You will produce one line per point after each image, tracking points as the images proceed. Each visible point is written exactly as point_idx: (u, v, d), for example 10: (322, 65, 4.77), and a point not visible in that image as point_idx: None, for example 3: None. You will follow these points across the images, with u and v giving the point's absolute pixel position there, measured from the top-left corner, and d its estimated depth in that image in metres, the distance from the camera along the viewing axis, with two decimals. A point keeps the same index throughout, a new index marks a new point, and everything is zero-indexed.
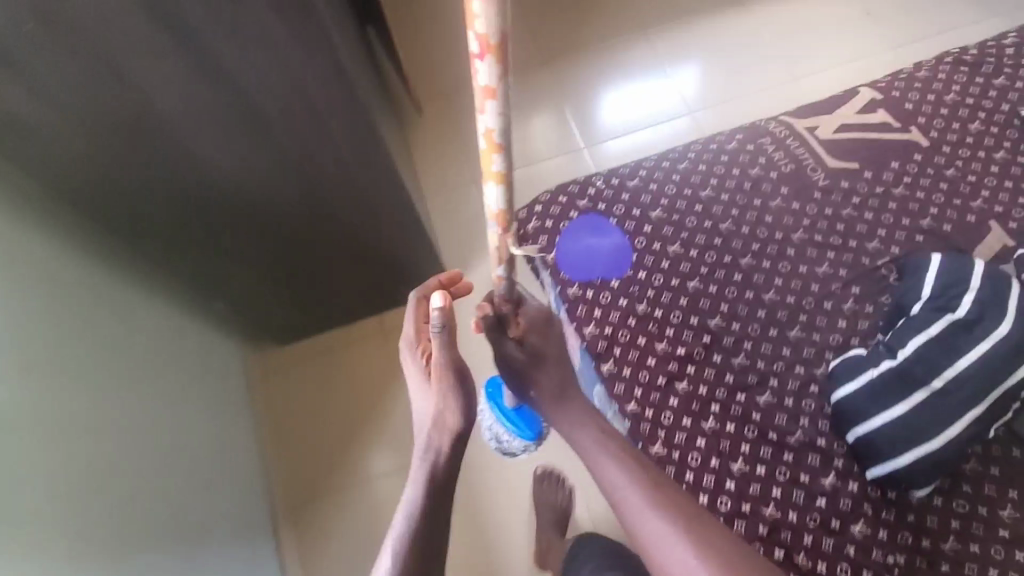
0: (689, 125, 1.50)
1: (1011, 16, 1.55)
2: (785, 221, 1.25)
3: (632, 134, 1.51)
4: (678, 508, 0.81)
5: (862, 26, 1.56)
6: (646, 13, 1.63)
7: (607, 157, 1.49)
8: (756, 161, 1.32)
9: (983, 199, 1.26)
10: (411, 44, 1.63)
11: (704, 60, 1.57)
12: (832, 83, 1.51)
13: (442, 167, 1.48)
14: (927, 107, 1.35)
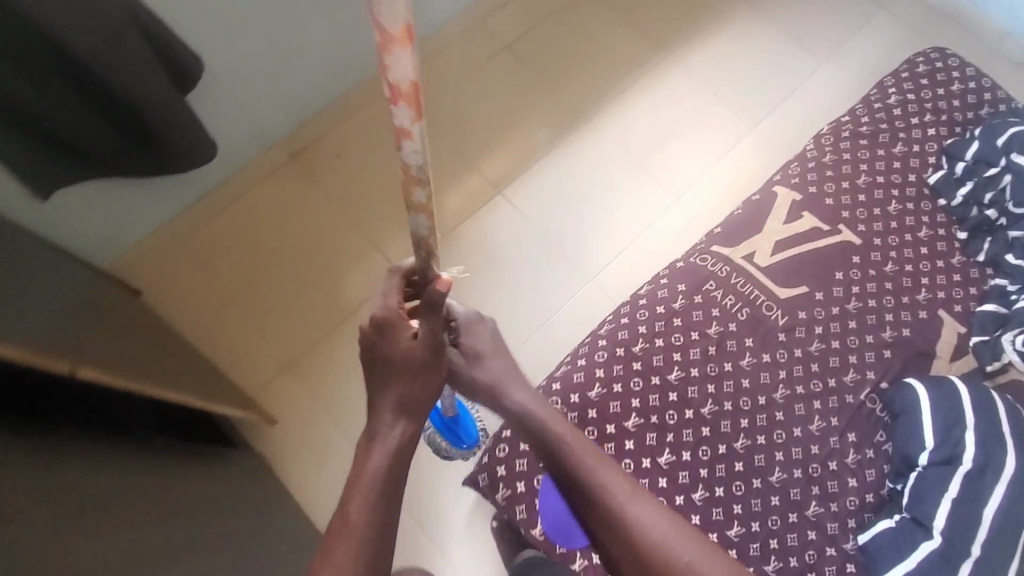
0: (594, 289, 1.31)
1: (866, 57, 1.53)
2: (763, 381, 1.14)
3: (538, 320, 1.28)
4: (634, 499, 0.75)
5: (718, 111, 1.47)
6: (499, 159, 1.43)
7: (519, 367, 1.26)
8: (710, 316, 1.17)
9: (926, 288, 1.22)
10: (202, 295, 1.26)
11: (573, 198, 1.38)
12: (721, 189, 1.40)
13: (314, 433, 1.19)
14: (846, 197, 1.29)
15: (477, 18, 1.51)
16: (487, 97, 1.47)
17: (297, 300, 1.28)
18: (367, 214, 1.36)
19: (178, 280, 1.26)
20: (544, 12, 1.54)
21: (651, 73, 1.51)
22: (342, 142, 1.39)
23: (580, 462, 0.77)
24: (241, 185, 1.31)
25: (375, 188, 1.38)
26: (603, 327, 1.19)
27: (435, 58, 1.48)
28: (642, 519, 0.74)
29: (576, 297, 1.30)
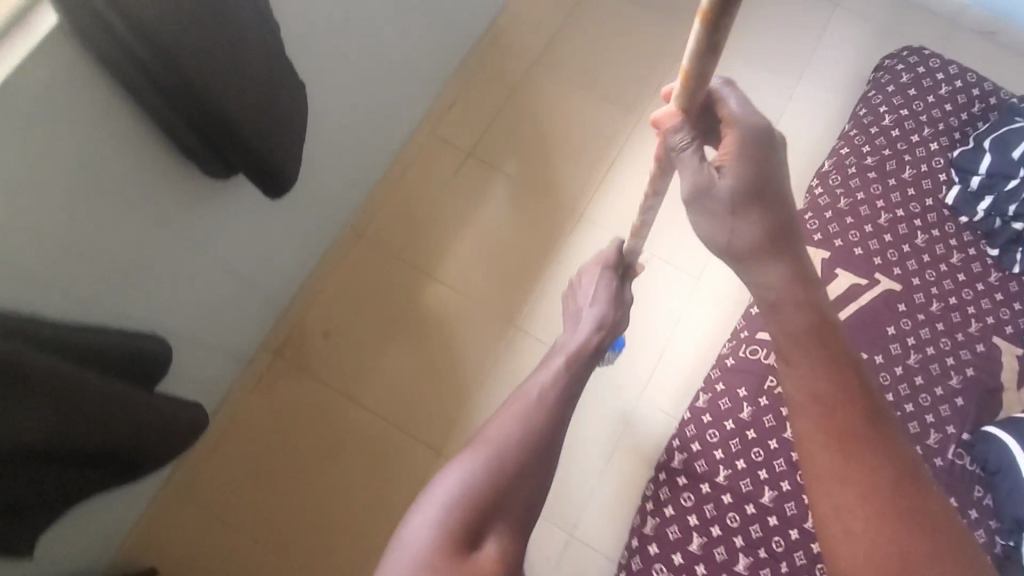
0: (646, 408, 1.22)
1: (838, 66, 1.46)
2: None
3: (602, 458, 1.19)
4: (818, 380, 0.70)
5: None
6: (505, 285, 1.31)
7: (595, 520, 1.16)
8: (782, 417, 1.10)
9: (974, 318, 1.19)
10: (228, 543, 1.10)
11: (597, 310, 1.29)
12: None
13: None
14: (873, 241, 1.22)
15: (429, 129, 1.37)
16: (472, 218, 1.35)
17: (333, 514, 1.14)
18: (384, 394, 1.22)
19: (192, 539, 1.09)
20: (498, 98, 1.40)
21: (632, 136, 1.39)
22: (335, 317, 1.24)
23: (790, 346, 0.72)
24: (243, 403, 1.17)
25: (388, 358, 1.25)
26: (662, 457, 1.13)
27: (401, 188, 1.34)
28: (827, 406, 0.69)
29: (634, 423, 1.22)
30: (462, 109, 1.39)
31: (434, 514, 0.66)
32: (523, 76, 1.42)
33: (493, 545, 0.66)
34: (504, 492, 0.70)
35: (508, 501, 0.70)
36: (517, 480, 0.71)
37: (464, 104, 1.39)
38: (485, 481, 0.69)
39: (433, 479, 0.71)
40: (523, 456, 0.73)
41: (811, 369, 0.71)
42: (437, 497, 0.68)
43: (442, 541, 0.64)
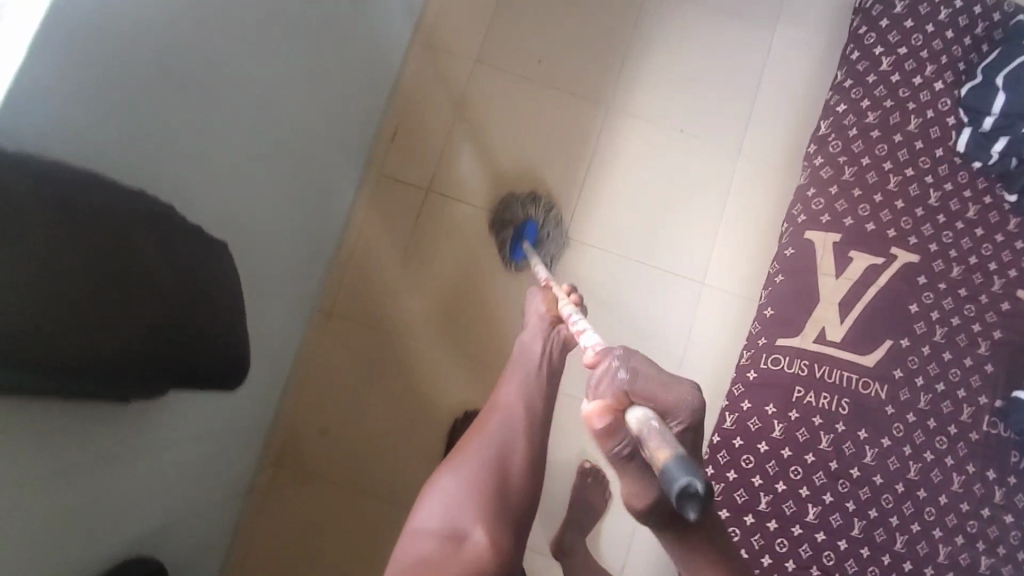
0: None
1: (813, 6, 1.31)
2: (893, 468, 1.05)
3: None
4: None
5: (694, 150, 1.24)
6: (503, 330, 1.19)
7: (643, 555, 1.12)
8: (815, 429, 1.05)
9: (997, 274, 1.12)
10: None
11: (607, 341, 1.19)
12: (740, 248, 1.22)
13: None
14: (885, 211, 1.12)
15: (378, 172, 1.21)
16: (452, 265, 1.20)
17: None
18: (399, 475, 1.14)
19: None
20: (446, 118, 1.23)
21: (606, 132, 1.24)
22: (329, 412, 1.15)
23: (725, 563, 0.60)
24: (255, 527, 1.10)
25: (397, 440, 1.16)
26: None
27: (362, 245, 1.19)
28: None
29: None
30: (409, 139, 1.22)
31: (442, 505, 0.69)
32: (469, 87, 1.25)
33: (487, 528, 0.67)
34: (509, 475, 0.73)
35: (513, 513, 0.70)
36: (508, 466, 0.74)
37: (409, 134, 1.22)
38: (481, 476, 0.72)
39: (439, 474, 0.74)
40: (523, 450, 0.77)
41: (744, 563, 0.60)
42: (444, 489, 0.71)
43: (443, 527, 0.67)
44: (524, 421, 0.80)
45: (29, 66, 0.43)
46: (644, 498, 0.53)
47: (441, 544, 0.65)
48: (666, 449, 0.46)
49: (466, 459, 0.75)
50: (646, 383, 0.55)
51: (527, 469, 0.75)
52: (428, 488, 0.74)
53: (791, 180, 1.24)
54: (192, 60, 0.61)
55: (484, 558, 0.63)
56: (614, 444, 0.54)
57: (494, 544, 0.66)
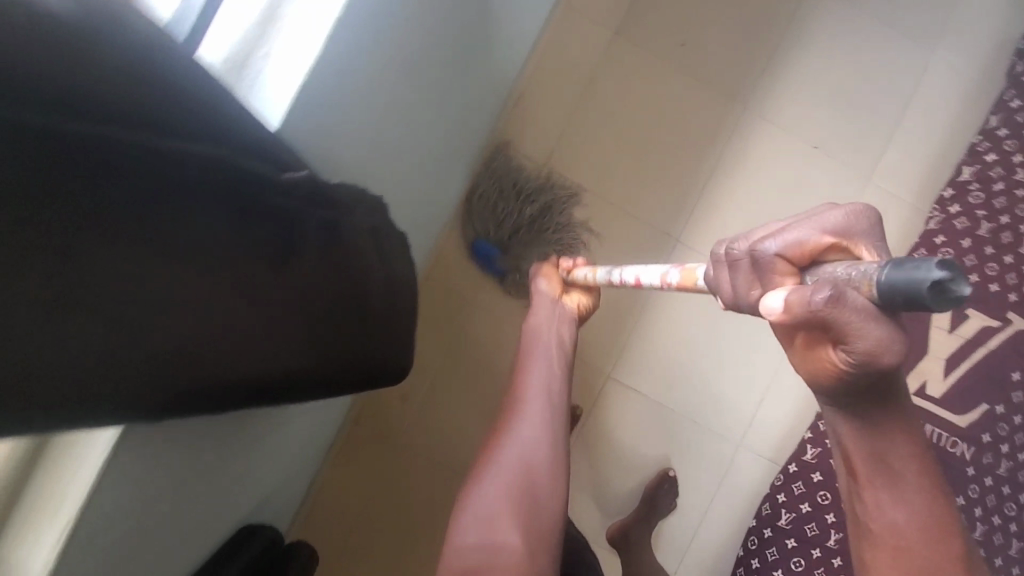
0: (747, 456, 1.16)
1: (975, 43, 1.23)
2: (961, 526, 1.05)
3: (701, 509, 1.15)
4: (904, 512, 0.43)
5: (824, 172, 1.19)
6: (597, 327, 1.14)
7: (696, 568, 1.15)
8: None
9: None
10: None
11: (700, 356, 1.16)
12: None
13: None
14: (1012, 274, 1.09)
15: (500, 138, 1.13)
16: None
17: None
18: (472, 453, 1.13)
19: None
20: (577, 89, 1.14)
21: (739, 132, 1.17)
22: (413, 382, 1.12)
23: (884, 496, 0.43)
24: (327, 485, 1.09)
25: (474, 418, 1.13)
26: (764, 511, 1.10)
27: (469, 212, 1.13)
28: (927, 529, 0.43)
29: (736, 470, 1.16)
30: (538, 106, 1.13)
31: (483, 518, 0.59)
32: (609, 61, 1.15)
33: (526, 536, 0.58)
34: (535, 467, 0.63)
35: (551, 503, 0.61)
36: (535, 479, 0.62)
37: (538, 102, 1.13)
38: (520, 475, 0.62)
39: (460, 504, 0.61)
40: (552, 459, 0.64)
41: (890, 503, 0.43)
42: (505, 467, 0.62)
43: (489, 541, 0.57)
44: (550, 430, 0.66)
45: (319, 66, 0.40)
46: (882, 377, 0.35)
47: (494, 550, 0.56)
48: (869, 270, 0.34)
49: (496, 462, 0.63)
50: (809, 225, 0.38)
51: (559, 475, 0.63)
52: (460, 500, 0.62)
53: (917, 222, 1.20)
54: (419, 36, 0.54)
55: (527, 571, 0.55)
56: (806, 317, 0.35)
57: (533, 555, 0.57)
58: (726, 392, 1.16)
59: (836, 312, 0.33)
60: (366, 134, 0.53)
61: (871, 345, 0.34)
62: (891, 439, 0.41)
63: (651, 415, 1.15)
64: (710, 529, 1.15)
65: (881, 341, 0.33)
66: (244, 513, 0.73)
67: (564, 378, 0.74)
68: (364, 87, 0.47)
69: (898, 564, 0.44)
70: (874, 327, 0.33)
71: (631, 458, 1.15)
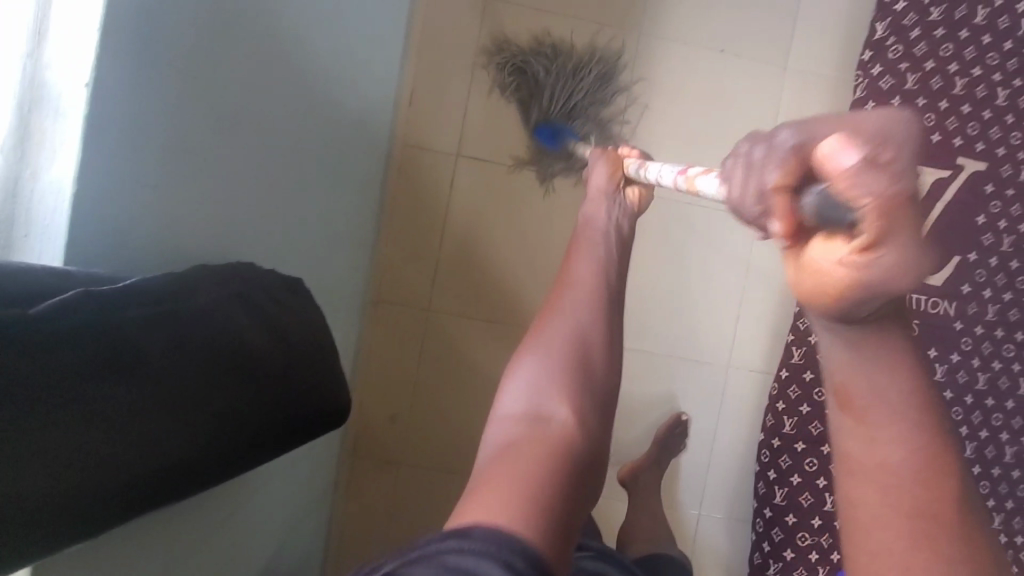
0: (738, 374, 1.16)
1: None
2: (963, 381, 1.05)
3: (708, 436, 1.16)
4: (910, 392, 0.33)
5: (738, 73, 1.14)
6: None
7: (719, 491, 1.16)
8: None
9: None
10: None
11: (666, 293, 1.14)
12: None
13: None
14: (950, 119, 1.06)
15: (402, 141, 1.09)
16: (501, 233, 1.13)
17: None
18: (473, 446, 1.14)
19: None
20: (466, 67, 1.10)
21: (641, 58, 1.13)
22: (396, 400, 1.12)
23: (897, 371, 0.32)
24: (344, 518, 1.11)
25: (468, 415, 1.14)
26: (769, 423, 1.10)
27: (397, 223, 1.11)
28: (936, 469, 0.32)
29: (732, 390, 1.16)
30: (432, 97, 1.10)
31: (530, 385, 0.51)
32: (490, 29, 1.10)
33: (581, 409, 0.49)
34: (594, 338, 0.53)
35: (604, 380, 0.52)
36: (592, 349, 0.53)
37: (430, 94, 1.10)
38: (560, 372, 0.51)
39: (523, 346, 0.54)
40: (606, 332, 0.54)
41: (879, 438, 0.32)
42: (537, 363, 0.52)
43: (530, 411, 0.49)
44: (606, 295, 0.57)
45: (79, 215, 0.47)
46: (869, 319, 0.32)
47: (530, 427, 0.47)
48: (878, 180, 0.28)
49: (547, 327, 0.54)
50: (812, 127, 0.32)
51: (607, 358, 0.53)
52: (508, 366, 0.53)
53: (845, 94, 1.16)
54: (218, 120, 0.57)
55: (571, 445, 0.47)
56: (819, 258, 0.32)
57: (590, 432, 0.48)
58: (702, 317, 1.15)
59: (832, 222, 0.30)
60: (189, 223, 0.58)
61: (887, 259, 0.29)
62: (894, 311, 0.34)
63: (635, 361, 1.15)
64: (722, 450, 1.16)
65: (894, 261, 0.29)
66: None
67: (616, 252, 0.64)
68: (150, 194, 0.52)
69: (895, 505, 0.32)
70: (900, 233, 0.29)
71: (627, 408, 1.16)
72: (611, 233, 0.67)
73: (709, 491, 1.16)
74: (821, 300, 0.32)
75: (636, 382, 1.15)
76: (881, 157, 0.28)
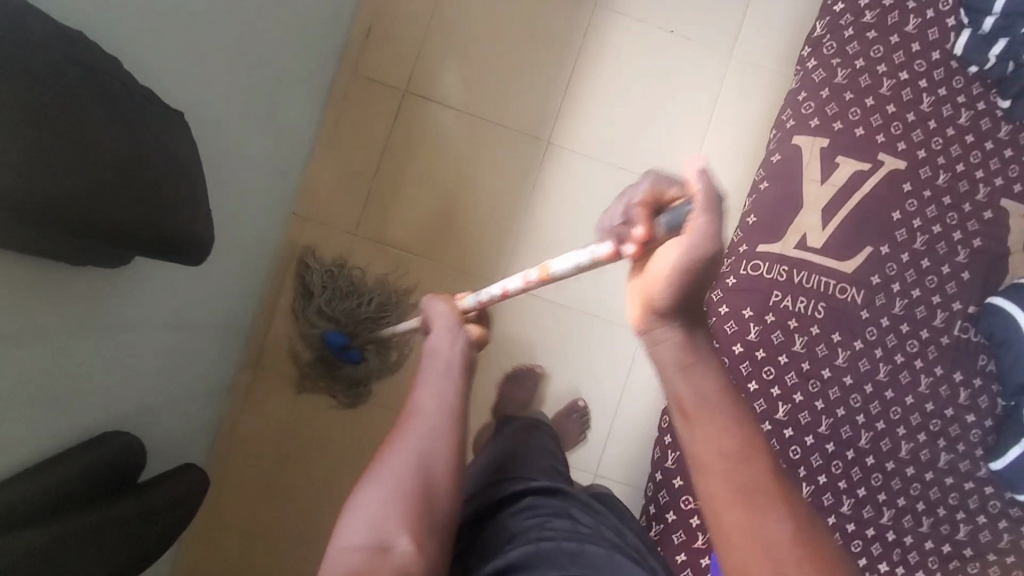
0: None
1: None
2: (863, 370, 1.08)
3: (614, 399, 1.17)
4: (727, 447, 0.48)
5: (683, 53, 1.20)
6: (482, 241, 1.17)
7: (618, 454, 1.17)
8: (789, 332, 1.07)
9: (983, 183, 1.11)
10: (268, 545, 1.11)
11: None
12: (726, 156, 1.19)
13: None
14: (875, 115, 1.09)
15: (352, 69, 1.14)
16: (437, 174, 1.17)
17: None
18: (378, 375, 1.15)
19: (230, 552, 1.10)
20: (424, 12, 1.16)
21: (592, 29, 1.18)
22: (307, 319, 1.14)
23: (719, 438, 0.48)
24: (238, 428, 1.11)
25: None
26: None
27: (338, 149, 1.15)
28: (758, 465, 0.47)
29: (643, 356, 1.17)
30: (387, 36, 1.16)
31: (372, 517, 0.58)
32: None
33: (419, 535, 0.57)
34: (434, 472, 0.63)
35: (442, 507, 0.61)
36: (433, 472, 0.63)
37: (387, 29, 1.16)
38: (406, 489, 0.60)
39: (352, 494, 0.61)
40: (446, 467, 0.64)
41: (710, 424, 0.49)
42: (383, 480, 0.61)
43: (374, 540, 0.56)
44: (448, 424, 0.67)
45: None
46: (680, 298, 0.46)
47: (371, 555, 0.54)
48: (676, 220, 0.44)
49: (388, 461, 0.63)
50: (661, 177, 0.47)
51: (449, 476, 0.64)
52: (345, 506, 0.61)
53: (783, 88, 1.21)
54: None
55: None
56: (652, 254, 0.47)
57: (426, 558, 0.56)
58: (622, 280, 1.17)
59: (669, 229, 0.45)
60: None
61: (702, 230, 0.42)
62: (699, 377, 0.49)
63: (550, 315, 1.17)
64: (625, 414, 1.17)
65: (705, 231, 0.41)
66: (105, 421, 0.76)
67: (465, 378, 0.73)
68: None
69: (740, 491, 0.47)
70: (704, 218, 0.41)
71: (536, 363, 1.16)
72: (454, 364, 0.73)
73: (608, 450, 1.17)
74: (668, 277, 0.45)
75: (549, 336, 1.16)
76: (694, 187, 0.42)
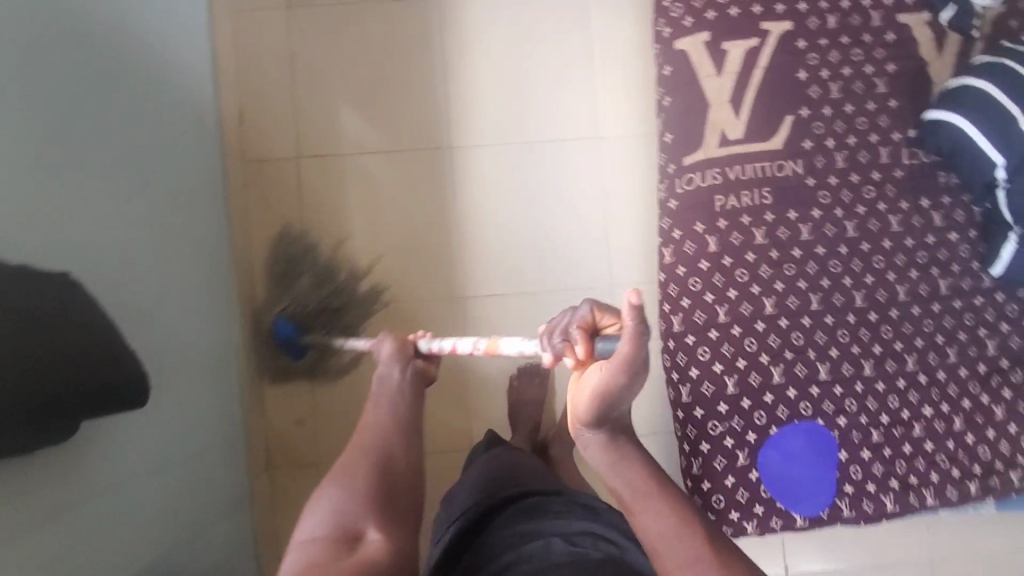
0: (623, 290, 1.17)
1: None
2: (831, 234, 1.06)
3: None
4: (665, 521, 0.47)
5: (540, 8, 1.18)
6: (426, 264, 1.17)
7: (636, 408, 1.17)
8: (746, 229, 1.05)
9: (873, 9, 1.08)
10: None
11: (528, 233, 1.17)
12: (622, 88, 1.18)
13: None
14: None
15: (240, 157, 1.14)
16: (359, 220, 1.16)
17: None
18: None
19: None
20: (282, 75, 1.16)
21: (444, 23, 1.17)
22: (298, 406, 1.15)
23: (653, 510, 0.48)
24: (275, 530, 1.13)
25: None
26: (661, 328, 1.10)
27: (259, 238, 1.15)
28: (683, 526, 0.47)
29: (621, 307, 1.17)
30: (259, 113, 1.15)
31: (326, 518, 0.52)
32: (293, 35, 1.16)
33: (387, 525, 0.53)
34: (396, 465, 0.58)
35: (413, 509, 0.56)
36: (395, 467, 0.57)
37: (256, 108, 1.16)
38: (360, 492, 0.54)
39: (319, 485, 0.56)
40: (407, 459, 0.59)
41: (652, 508, 0.48)
42: (334, 486, 0.55)
43: (335, 531, 0.51)
44: (398, 428, 0.62)
45: None
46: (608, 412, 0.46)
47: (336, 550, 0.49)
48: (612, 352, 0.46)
49: (339, 468, 0.57)
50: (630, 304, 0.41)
51: (412, 465, 0.59)
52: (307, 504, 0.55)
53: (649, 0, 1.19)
54: None
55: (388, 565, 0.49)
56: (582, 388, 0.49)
57: (397, 549, 0.51)
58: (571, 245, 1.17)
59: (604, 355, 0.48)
60: None
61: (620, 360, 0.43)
62: (626, 463, 0.49)
63: (519, 306, 1.16)
64: None
65: (623, 366, 0.43)
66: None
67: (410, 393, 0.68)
68: None
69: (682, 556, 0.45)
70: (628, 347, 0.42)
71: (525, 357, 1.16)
72: (406, 387, 0.69)
73: None
74: (593, 390, 0.46)
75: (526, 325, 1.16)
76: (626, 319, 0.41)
